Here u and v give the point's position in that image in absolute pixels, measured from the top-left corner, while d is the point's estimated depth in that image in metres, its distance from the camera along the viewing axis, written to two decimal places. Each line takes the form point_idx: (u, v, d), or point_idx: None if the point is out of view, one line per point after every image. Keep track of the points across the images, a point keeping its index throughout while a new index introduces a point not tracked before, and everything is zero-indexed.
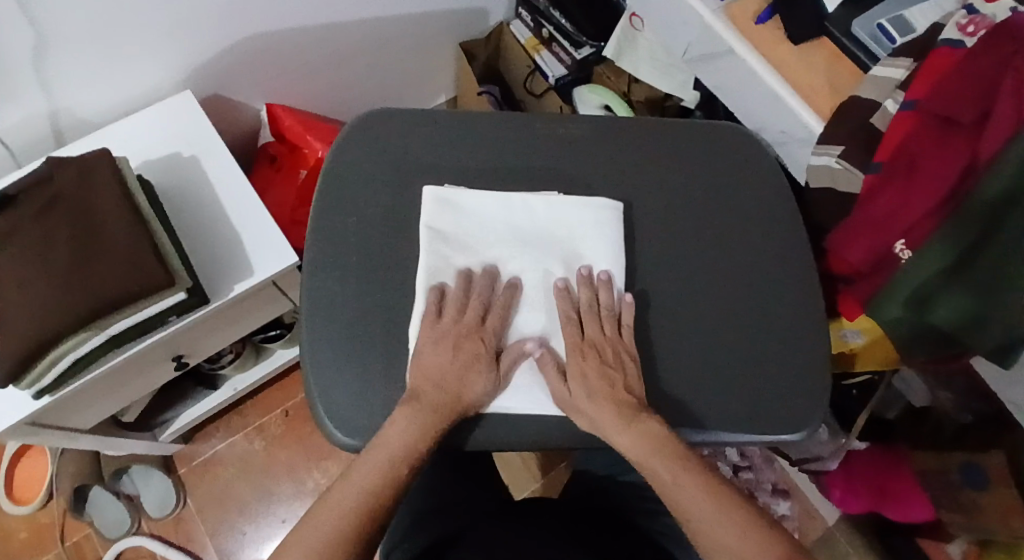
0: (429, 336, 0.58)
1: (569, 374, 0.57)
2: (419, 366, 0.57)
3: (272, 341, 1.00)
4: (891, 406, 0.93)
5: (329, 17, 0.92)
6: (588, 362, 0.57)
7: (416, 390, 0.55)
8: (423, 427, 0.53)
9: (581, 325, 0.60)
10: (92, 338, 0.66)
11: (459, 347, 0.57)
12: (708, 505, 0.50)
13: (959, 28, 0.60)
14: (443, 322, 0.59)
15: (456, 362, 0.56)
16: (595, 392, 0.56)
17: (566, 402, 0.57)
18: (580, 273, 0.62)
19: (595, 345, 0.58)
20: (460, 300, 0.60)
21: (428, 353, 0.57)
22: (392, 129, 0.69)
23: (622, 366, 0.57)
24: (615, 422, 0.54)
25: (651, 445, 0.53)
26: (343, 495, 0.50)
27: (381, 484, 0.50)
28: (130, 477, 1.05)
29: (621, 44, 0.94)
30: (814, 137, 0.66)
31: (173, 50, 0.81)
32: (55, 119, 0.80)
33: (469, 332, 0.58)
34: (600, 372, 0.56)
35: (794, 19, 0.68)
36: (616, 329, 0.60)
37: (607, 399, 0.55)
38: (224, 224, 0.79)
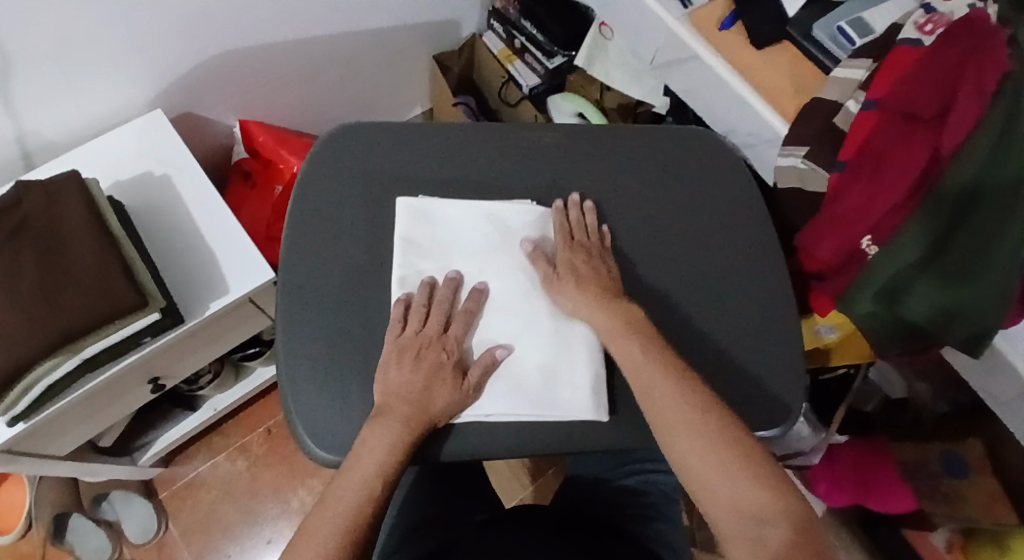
0: (393, 349, 0.58)
1: (558, 269, 0.62)
2: (386, 383, 0.56)
3: (251, 358, 0.99)
4: (869, 399, 0.98)
5: (300, 31, 0.92)
6: (578, 259, 0.62)
7: (388, 407, 0.55)
8: (400, 437, 0.53)
9: (570, 234, 0.64)
10: (65, 362, 0.65)
11: (420, 356, 0.57)
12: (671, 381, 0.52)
13: (918, 27, 0.62)
14: (404, 333, 0.59)
15: (419, 373, 0.56)
16: (582, 286, 0.60)
17: (556, 291, 0.61)
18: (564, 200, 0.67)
19: (584, 249, 0.63)
20: (424, 309, 0.60)
21: (392, 367, 0.57)
22: (364, 143, 0.69)
23: (607, 266, 0.62)
24: (595, 307, 0.59)
25: (620, 331, 0.57)
26: (327, 514, 0.48)
27: (366, 498, 0.50)
28: (109, 502, 1.04)
29: (591, 52, 0.95)
30: (780, 138, 0.68)
31: (141, 69, 0.81)
32: (23, 142, 0.79)
33: (430, 342, 0.58)
34: (590, 270, 0.61)
35: (756, 24, 0.70)
36: (600, 241, 0.65)
37: (591, 288, 0.60)
38: (199, 243, 0.78)
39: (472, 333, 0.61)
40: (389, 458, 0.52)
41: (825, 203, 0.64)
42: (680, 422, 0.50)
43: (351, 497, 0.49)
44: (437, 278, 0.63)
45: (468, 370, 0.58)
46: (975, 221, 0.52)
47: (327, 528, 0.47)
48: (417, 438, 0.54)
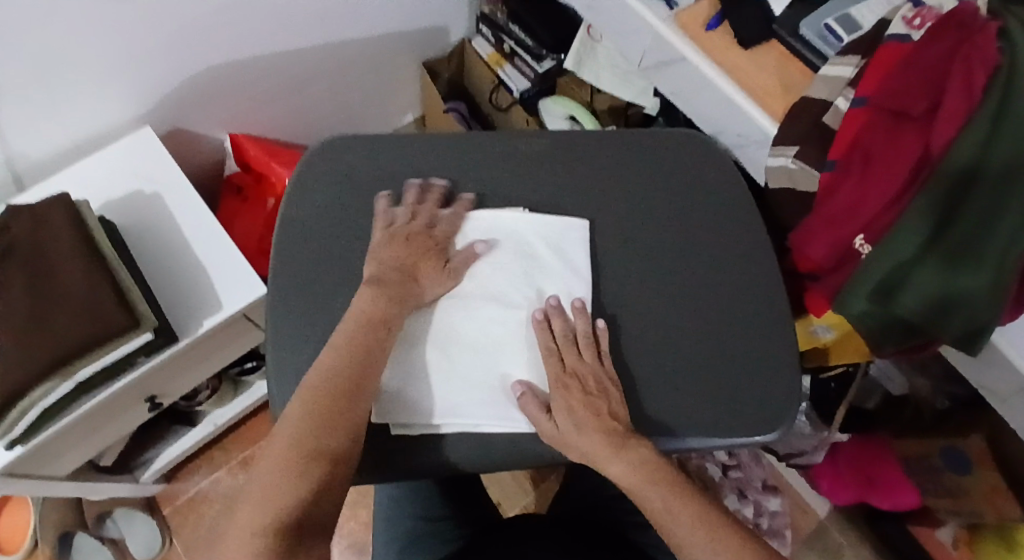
0: (385, 239, 0.61)
1: (553, 408, 0.56)
2: (379, 262, 0.59)
3: (248, 374, 1.01)
4: (870, 395, 0.93)
5: (285, 46, 0.92)
6: (572, 395, 0.56)
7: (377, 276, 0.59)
8: (361, 327, 0.55)
9: (560, 354, 0.59)
10: (61, 387, 0.65)
11: (410, 239, 0.61)
12: (637, 475, 0.52)
13: (907, 21, 0.61)
14: (393, 224, 0.62)
15: (410, 251, 0.61)
16: (583, 424, 0.54)
17: (555, 438, 0.56)
18: (549, 305, 0.61)
19: (574, 375, 0.57)
20: (411, 208, 0.63)
21: (388, 250, 0.60)
22: (352, 156, 0.68)
23: (605, 394, 0.57)
24: (607, 450, 0.53)
25: (642, 473, 0.52)
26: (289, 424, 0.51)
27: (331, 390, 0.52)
28: (113, 520, 1.04)
29: (580, 55, 0.95)
30: (770, 138, 0.67)
31: (126, 88, 0.81)
32: (12, 165, 0.79)
33: (418, 231, 0.62)
34: (583, 403, 0.55)
35: (741, 23, 0.69)
36: (595, 356, 0.59)
37: (596, 430, 0.54)
38: (191, 261, 0.78)
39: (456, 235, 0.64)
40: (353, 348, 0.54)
41: (815, 204, 0.63)
42: (641, 484, 0.52)
43: (331, 371, 0.53)
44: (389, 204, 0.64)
45: (453, 261, 0.62)
46: (961, 222, 0.51)
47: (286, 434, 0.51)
48: (380, 339, 0.55)
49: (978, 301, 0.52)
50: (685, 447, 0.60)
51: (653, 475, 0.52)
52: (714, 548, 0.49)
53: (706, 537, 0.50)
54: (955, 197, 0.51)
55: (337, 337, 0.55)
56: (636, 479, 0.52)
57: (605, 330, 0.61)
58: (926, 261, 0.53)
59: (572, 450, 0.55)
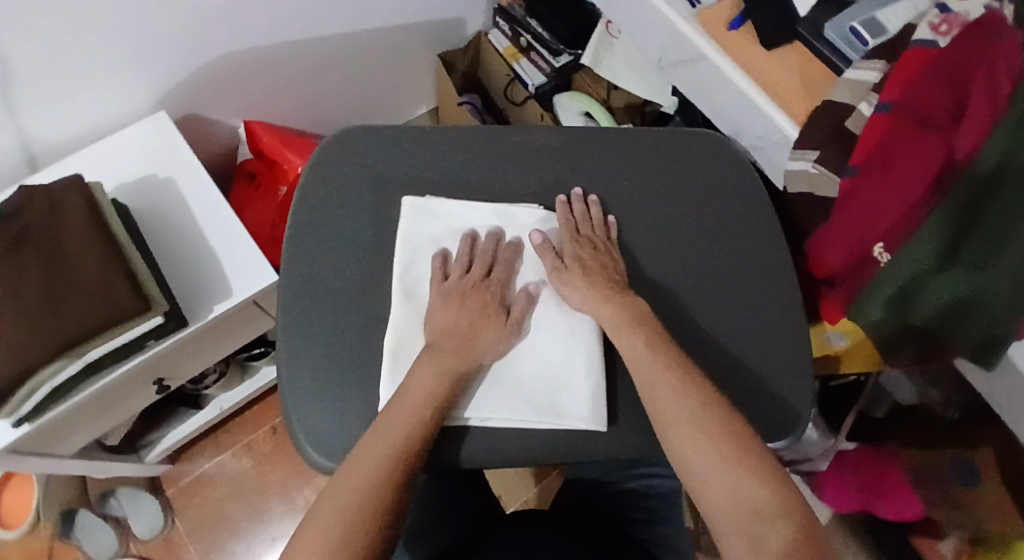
0: (439, 295, 0.60)
1: (565, 264, 0.62)
2: (435, 324, 0.58)
3: (257, 358, 1.00)
4: (879, 403, 0.93)
5: (299, 33, 0.91)
6: (584, 249, 0.62)
7: (435, 344, 0.57)
8: (411, 411, 0.52)
9: (575, 226, 0.64)
10: (69, 368, 0.65)
11: (466, 298, 0.59)
12: (683, 394, 0.51)
13: (932, 27, 0.60)
14: (448, 280, 0.61)
15: (466, 313, 0.59)
16: (592, 278, 0.60)
17: (565, 276, 0.61)
18: (559, 200, 0.66)
19: (590, 239, 0.63)
20: (467, 259, 0.62)
21: (444, 310, 0.59)
22: (365, 146, 0.68)
23: (610, 254, 0.63)
24: (654, 366, 0.53)
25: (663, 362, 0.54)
26: (358, 469, 0.48)
27: (397, 453, 0.50)
28: (117, 499, 1.05)
29: (598, 52, 0.94)
30: (790, 141, 0.67)
31: (140, 73, 0.80)
32: (27, 147, 0.79)
33: (475, 284, 0.60)
34: (601, 273, 0.61)
35: (764, 24, 0.68)
36: (603, 231, 0.65)
37: (603, 293, 0.59)
38: (202, 245, 0.78)
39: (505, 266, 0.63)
40: (415, 425, 0.52)
41: (837, 207, 0.63)
42: (686, 417, 0.50)
43: (394, 435, 0.51)
44: (410, 210, 0.64)
45: (511, 308, 0.61)
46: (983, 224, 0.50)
47: (352, 489, 0.47)
48: (433, 420, 0.53)
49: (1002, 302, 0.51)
50: None
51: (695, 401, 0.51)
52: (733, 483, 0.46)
53: (725, 464, 0.47)
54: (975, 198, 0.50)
55: (399, 409, 0.52)
56: (707, 429, 0.49)
57: (614, 219, 0.66)
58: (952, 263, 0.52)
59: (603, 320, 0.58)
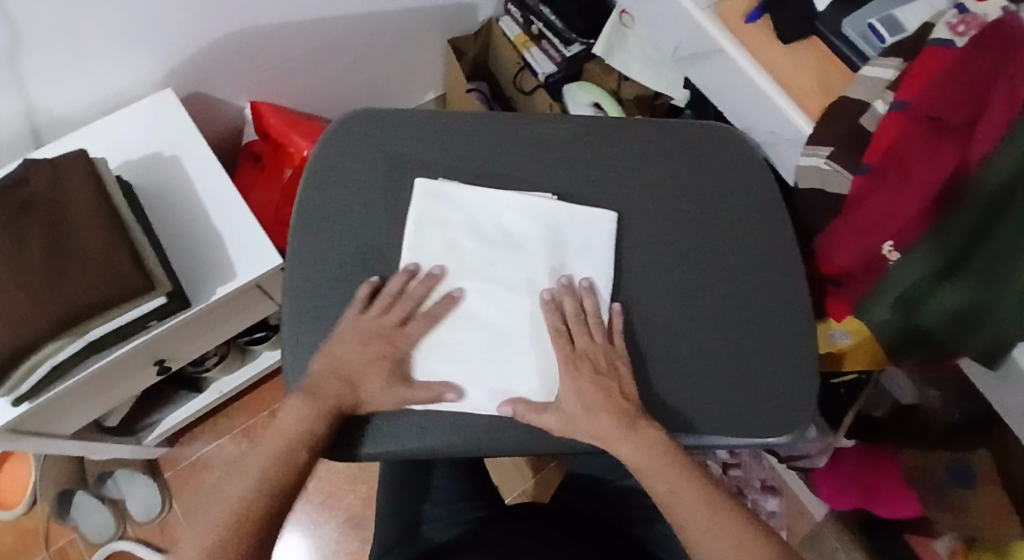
0: (351, 331, 0.57)
1: (567, 312, 0.60)
2: (334, 356, 0.56)
3: (258, 343, 0.98)
4: (880, 403, 0.93)
5: (308, 14, 0.90)
6: (583, 374, 0.57)
7: (321, 387, 0.55)
8: (318, 409, 0.54)
9: (571, 337, 0.59)
10: (71, 344, 0.65)
11: (369, 341, 0.57)
12: (643, 456, 0.54)
13: (951, 27, 0.59)
14: (364, 316, 0.58)
15: (362, 358, 0.56)
16: (591, 406, 0.55)
17: (565, 418, 0.56)
18: (559, 284, 0.62)
19: (587, 356, 0.58)
20: (391, 298, 0.59)
21: (343, 345, 0.56)
22: (377, 130, 0.67)
23: (617, 376, 0.57)
24: (618, 433, 0.54)
25: (614, 418, 0.55)
26: (255, 461, 0.54)
27: (289, 449, 0.53)
28: (114, 481, 1.04)
29: (611, 42, 0.94)
30: (803, 138, 0.66)
31: (147, 47, 0.80)
32: (30, 118, 0.78)
33: (382, 332, 0.57)
34: (592, 381, 0.56)
35: (782, 18, 0.68)
36: (606, 337, 0.60)
37: (605, 411, 0.55)
38: (207, 226, 0.77)
39: (488, 272, 0.62)
40: (312, 423, 0.54)
41: (846, 207, 0.63)
42: (655, 466, 0.54)
43: (287, 430, 0.54)
44: (427, 187, 0.64)
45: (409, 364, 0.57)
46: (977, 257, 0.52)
47: (246, 479, 0.53)
48: (336, 419, 0.54)
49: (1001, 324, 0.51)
50: (705, 444, 0.59)
51: (661, 460, 0.54)
52: (712, 531, 0.52)
53: (705, 518, 0.52)
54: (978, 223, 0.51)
55: (296, 402, 0.54)
56: (665, 487, 0.53)
57: (619, 309, 0.62)
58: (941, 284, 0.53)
59: (581, 432, 0.55)
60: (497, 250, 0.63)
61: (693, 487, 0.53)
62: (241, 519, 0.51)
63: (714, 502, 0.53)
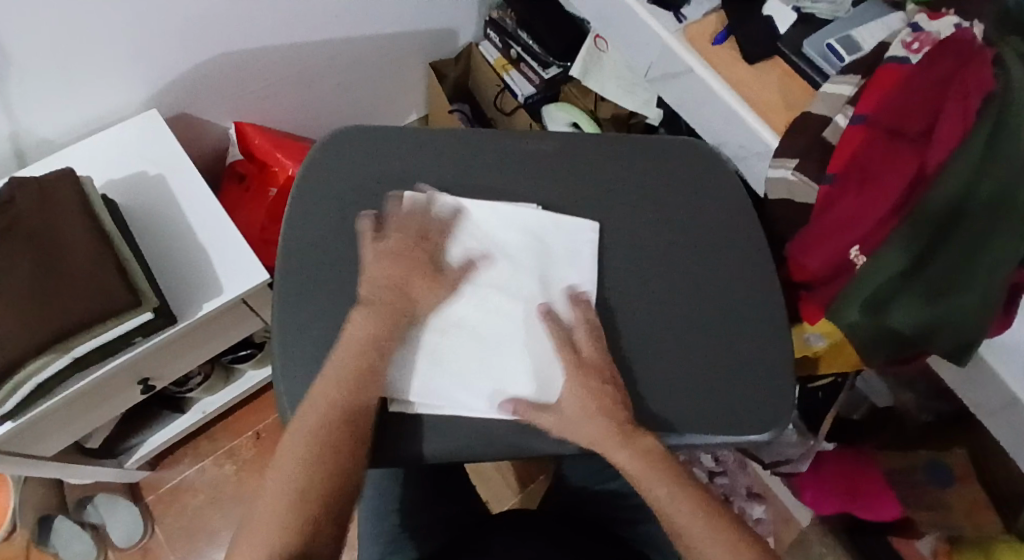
0: (375, 254, 0.61)
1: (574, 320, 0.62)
2: (373, 279, 0.60)
3: (241, 362, 0.99)
4: (858, 407, 0.99)
5: (294, 37, 0.93)
6: (591, 383, 0.57)
7: (373, 300, 0.58)
8: (384, 324, 0.57)
9: (577, 348, 0.60)
10: (56, 361, 0.65)
11: (401, 253, 0.61)
12: (639, 461, 0.54)
13: (905, 45, 0.64)
14: (381, 240, 0.62)
15: (403, 267, 0.61)
16: (585, 412, 0.56)
17: (562, 424, 0.57)
18: (571, 294, 0.64)
19: (595, 364, 0.59)
20: (401, 218, 0.64)
21: (380, 268, 0.60)
22: (362, 147, 0.69)
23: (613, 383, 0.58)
24: (615, 440, 0.55)
25: (605, 426, 0.55)
26: (319, 404, 0.54)
27: (355, 382, 0.54)
28: (94, 506, 1.03)
29: (587, 63, 0.97)
30: (770, 151, 0.69)
31: (136, 70, 0.81)
32: (16, 140, 0.79)
33: (410, 242, 0.62)
34: (595, 390, 0.57)
35: (747, 41, 0.72)
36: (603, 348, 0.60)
37: (600, 417, 0.56)
38: (195, 245, 0.78)
39: (473, 280, 0.63)
40: (371, 346, 0.56)
41: (813, 215, 0.65)
42: (651, 471, 0.54)
43: (348, 364, 0.55)
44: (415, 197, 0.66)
45: (444, 270, 0.63)
46: (942, 257, 0.55)
47: (314, 421, 0.53)
48: (397, 333, 0.58)
49: (967, 321, 0.54)
50: (684, 444, 0.61)
51: (658, 467, 0.54)
52: (712, 535, 0.51)
53: (704, 527, 0.52)
54: (937, 227, 0.54)
55: (357, 323, 0.57)
56: (665, 492, 0.53)
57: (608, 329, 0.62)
58: (909, 284, 0.56)
59: (580, 437, 0.56)
60: (484, 258, 0.64)
61: (688, 495, 0.53)
62: (321, 463, 0.51)
63: (710, 509, 0.53)
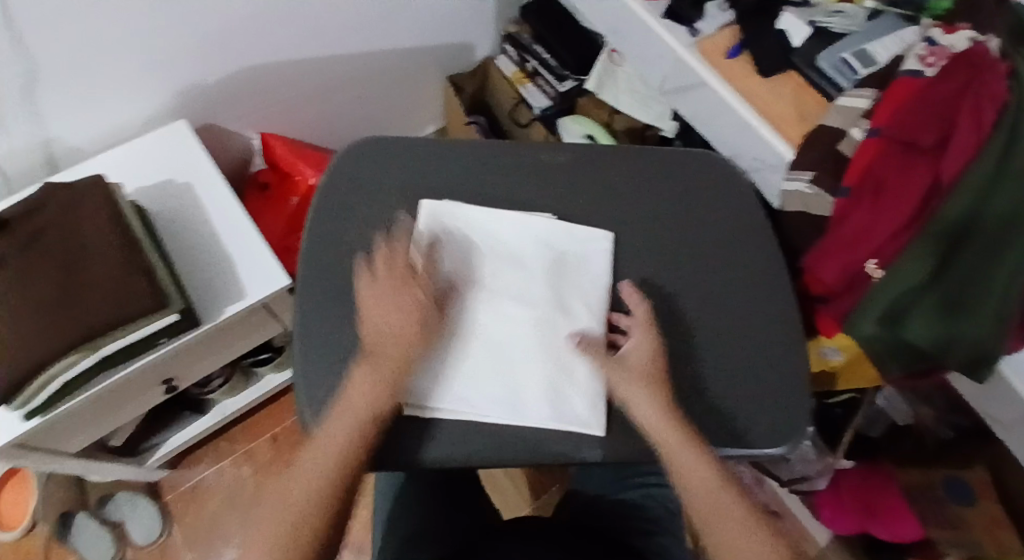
0: (369, 297, 0.59)
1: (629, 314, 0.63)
2: (370, 326, 0.58)
3: (262, 365, 1.00)
4: (875, 424, 0.97)
5: (317, 51, 0.96)
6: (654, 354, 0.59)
7: (375, 351, 0.57)
8: (383, 381, 0.55)
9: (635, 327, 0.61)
10: (83, 361, 0.66)
11: (391, 293, 0.59)
12: (693, 448, 0.53)
13: (920, 59, 0.64)
14: (373, 279, 0.60)
15: (397, 314, 0.58)
16: (654, 391, 0.56)
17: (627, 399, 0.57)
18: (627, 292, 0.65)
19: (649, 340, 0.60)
20: (386, 254, 0.61)
21: (375, 314, 0.58)
22: (381, 157, 0.71)
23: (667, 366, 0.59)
24: (675, 427, 0.54)
25: (661, 407, 0.55)
26: (316, 460, 0.52)
27: (353, 442, 0.53)
28: (114, 503, 1.05)
29: (601, 78, 1.00)
30: (785, 163, 0.70)
31: (164, 81, 0.84)
32: (46, 147, 0.82)
33: (399, 280, 0.60)
34: (647, 364, 0.58)
35: (761, 55, 0.73)
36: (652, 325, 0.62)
37: (660, 401, 0.55)
38: (219, 250, 0.80)
39: (488, 287, 0.65)
40: (373, 404, 0.54)
41: (829, 227, 0.66)
42: (703, 466, 0.52)
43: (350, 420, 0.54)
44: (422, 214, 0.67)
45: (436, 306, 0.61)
46: (955, 273, 0.55)
47: (307, 479, 0.51)
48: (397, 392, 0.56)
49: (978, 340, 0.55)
50: None
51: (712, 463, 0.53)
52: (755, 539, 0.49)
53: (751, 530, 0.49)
54: (947, 245, 0.54)
55: (361, 376, 0.55)
56: (717, 487, 0.51)
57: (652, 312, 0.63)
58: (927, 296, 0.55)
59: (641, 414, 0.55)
60: (500, 266, 0.66)
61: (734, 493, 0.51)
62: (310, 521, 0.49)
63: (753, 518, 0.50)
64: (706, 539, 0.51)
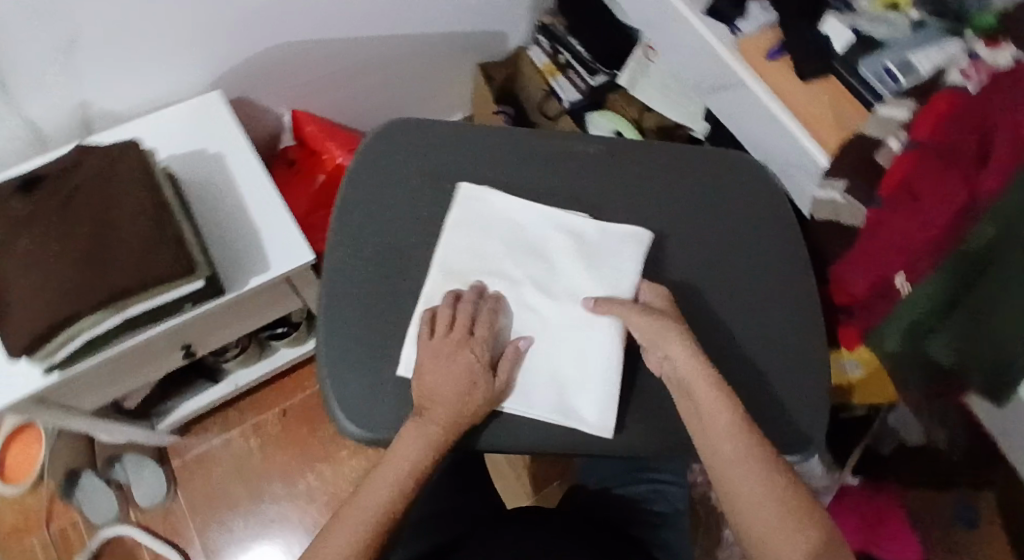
0: (426, 355, 0.57)
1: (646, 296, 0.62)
2: (426, 386, 0.55)
3: (279, 339, 1.01)
4: (886, 439, 0.95)
5: (353, 32, 0.96)
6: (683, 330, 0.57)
7: (426, 410, 0.55)
8: (431, 443, 0.53)
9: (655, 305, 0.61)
10: (109, 319, 0.67)
11: (450, 356, 0.57)
12: (730, 417, 0.51)
13: (963, 73, 0.62)
14: (433, 337, 0.58)
15: (457, 384, 0.55)
16: (692, 361, 0.54)
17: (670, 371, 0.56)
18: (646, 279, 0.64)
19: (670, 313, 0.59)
20: (449, 315, 0.59)
21: (431, 378, 0.56)
22: (414, 138, 0.71)
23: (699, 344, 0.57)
24: (719, 402, 0.52)
25: (698, 370, 0.54)
26: (363, 505, 0.49)
27: (399, 490, 0.51)
28: (122, 465, 1.06)
29: (634, 72, 1.00)
30: (821, 171, 0.69)
31: (201, 51, 0.85)
32: (83, 109, 0.82)
33: (458, 344, 0.57)
34: (679, 337, 0.56)
35: (803, 58, 0.73)
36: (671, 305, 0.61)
37: (701, 375, 0.54)
38: (246, 220, 0.81)
39: (514, 274, 0.65)
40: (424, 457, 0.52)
41: (862, 237, 0.66)
42: (737, 446, 0.50)
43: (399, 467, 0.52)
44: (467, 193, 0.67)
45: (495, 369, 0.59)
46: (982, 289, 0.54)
47: (354, 528, 0.48)
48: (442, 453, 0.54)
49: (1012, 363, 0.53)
50: None
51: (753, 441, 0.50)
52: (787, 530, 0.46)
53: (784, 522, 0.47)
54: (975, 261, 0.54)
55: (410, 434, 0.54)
56: (752, 471, 0.49)
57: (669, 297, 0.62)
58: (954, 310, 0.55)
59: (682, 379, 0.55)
60: (527, 254, 0.66)
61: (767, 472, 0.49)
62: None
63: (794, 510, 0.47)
64: (739, 522, 0.49)
